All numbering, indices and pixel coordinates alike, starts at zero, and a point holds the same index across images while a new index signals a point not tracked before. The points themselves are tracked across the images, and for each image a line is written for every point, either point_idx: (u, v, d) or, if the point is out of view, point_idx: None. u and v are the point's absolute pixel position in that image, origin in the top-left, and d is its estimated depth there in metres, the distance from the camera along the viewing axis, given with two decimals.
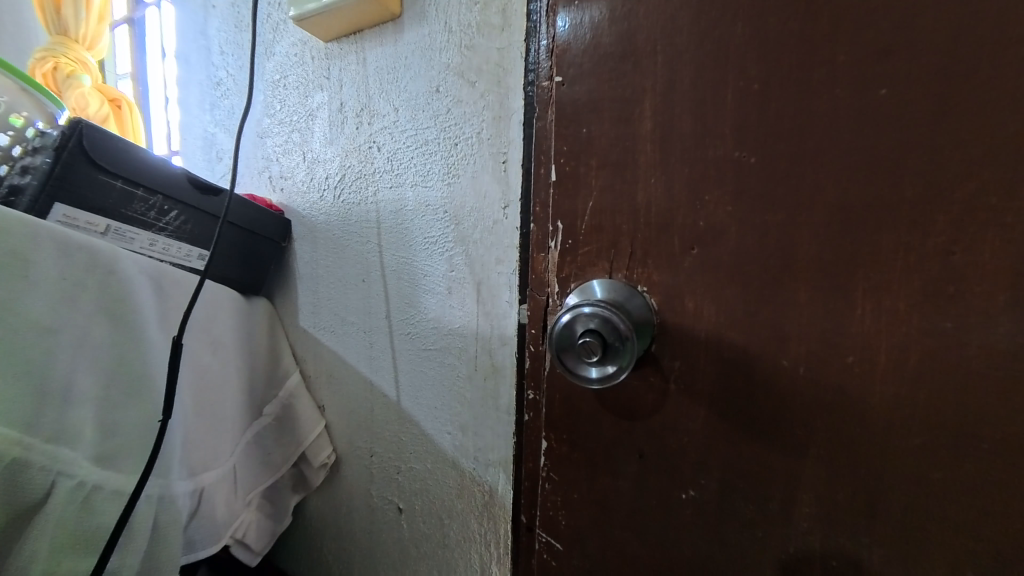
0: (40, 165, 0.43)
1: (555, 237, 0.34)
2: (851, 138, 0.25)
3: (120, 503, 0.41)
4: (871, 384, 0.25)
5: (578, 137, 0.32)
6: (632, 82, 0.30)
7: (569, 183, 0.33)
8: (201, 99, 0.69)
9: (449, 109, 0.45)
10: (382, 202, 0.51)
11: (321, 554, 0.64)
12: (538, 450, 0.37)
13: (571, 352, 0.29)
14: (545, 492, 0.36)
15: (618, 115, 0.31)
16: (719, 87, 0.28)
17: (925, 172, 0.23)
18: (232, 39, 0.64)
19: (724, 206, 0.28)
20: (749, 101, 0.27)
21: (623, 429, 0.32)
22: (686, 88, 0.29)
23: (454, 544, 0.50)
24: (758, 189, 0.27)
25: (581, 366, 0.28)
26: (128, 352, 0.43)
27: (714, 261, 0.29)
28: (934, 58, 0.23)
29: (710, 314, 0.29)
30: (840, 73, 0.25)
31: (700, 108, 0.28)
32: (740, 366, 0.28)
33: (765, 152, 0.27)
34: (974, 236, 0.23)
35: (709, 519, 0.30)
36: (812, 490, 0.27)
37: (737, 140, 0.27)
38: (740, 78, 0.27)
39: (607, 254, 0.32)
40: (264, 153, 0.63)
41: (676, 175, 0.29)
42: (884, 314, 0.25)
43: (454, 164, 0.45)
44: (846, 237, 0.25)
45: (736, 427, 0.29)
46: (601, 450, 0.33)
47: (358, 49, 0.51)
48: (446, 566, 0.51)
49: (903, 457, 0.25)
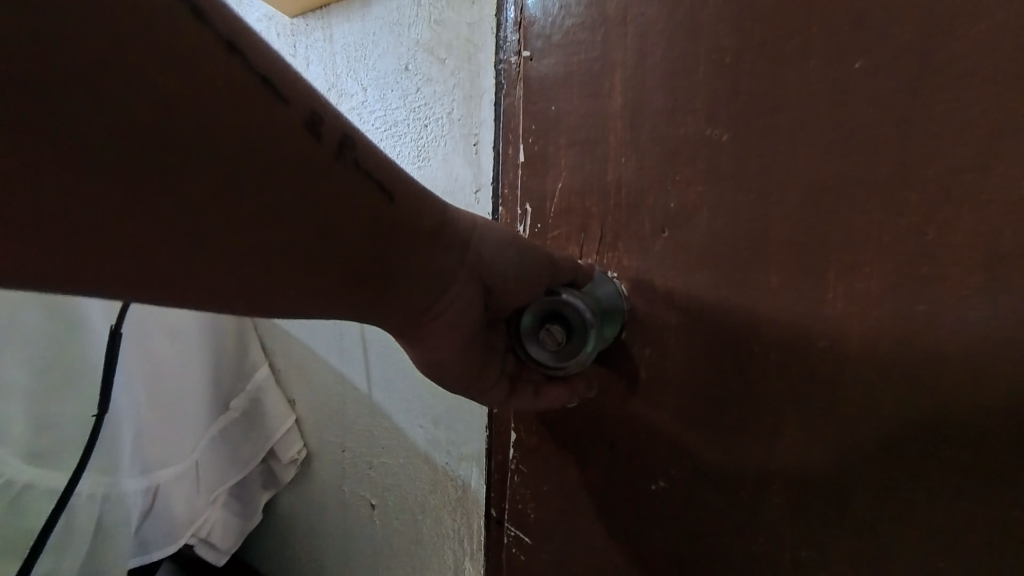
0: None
1: (524, 220, 0.33)
2: (826, 114, 0.24)
3: (51, 500, 0.46)
4: (842, 370, 0.24)
5: (546, 115, 0.31)
6: (602, 56, 0.29)
7: (537, 162, 0.32)
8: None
9: (419, 88, 0.43)
10: None
11: (294, 553, 0.62)
12: (507, 442, 0.36)
13: (540, 343, 0.30)
14: (514, 484, 0.35)
15: (589, 89, 0.29)
16: (692, 60, 0.26)
17: (899, 149, 0.23)
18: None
19: (695, 186, 0.27)
20: (721, 75, 0.26)
21: (593, 419, 0.31)
22: (659, 61, 0.27)
23: (428, 541, 0.49)
24: (731, 166, 0.26)
25: (546, 353, 0.30)
26: (58, 353, 0.47)
27: (686, 243, 0.28)
28: (909, 30, 0.22)
29: (682, 300, 0.28)
30: (815, 44, 0.24)
31: (671, 81, 0.27)
32: (710, 353, 0.28)
33: (739, 128, 0.26)
34: (947, 216, 0.22)
35: (679, 510, 0.29)
36: (782, 477, 0.26)
37: (708, 116, 0.26)
38: (713, 50, 0.26)
39: (576, 238, 0.31)
40: None
41: (646, 152, 0.28)
42: (856, 299, 0.24)
43: (425, 147, 0.43)
44: (819, 219, 0.24)
45: (707, 415, 0.28)
46: (570, 439, 0.32)
47: (324, 25, 0.48)
48: (420, 562, 0.50)
49: (872, 444, 0.24)
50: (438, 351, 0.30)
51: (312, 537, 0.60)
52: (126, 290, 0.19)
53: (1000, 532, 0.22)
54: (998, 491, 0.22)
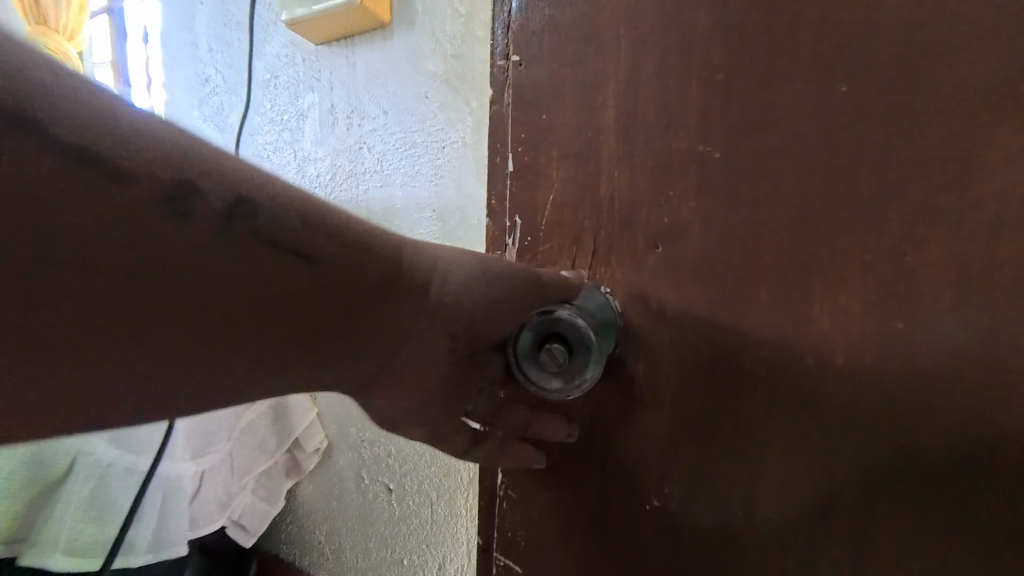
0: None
1: (513, 232, 0.34)
2: (812, 134, 0.25)
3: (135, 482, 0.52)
4: (826, 384, 0.25)
5: (539, 125, 0.33)
6: (591, 76, 0.31)
7: (528, 174, 0.34)
8: (187, 94, 0.66)
9: (436, 113, 0.47)
10: (372, 201, 0.52)
11: (315, 538, 0.66)
12: (495, 469, 0.36)
13: (542, 366, 0.32)
14: (504, 511, 0.36)
15: (579, 107, 0.31)
16: (685, 78, 0.28)
17: (879, 171, 0.23)
18: (220, 38, 0.61)
19: (682, 202, 0.28)
20: (712, 92, 0.27)
21: (585, 436, 0.33)
22: (652, 76, 0.29)
23: (443, 521, 0.52)
24: (714, 186, 0.27)
25: (552, 374, 0.32)
26: None
27: (677, 258, 0.29)
28: (882, 52, 0.23)
29: (674, 314, 0.29)
30: (798, 66, 0.25)
31: (664, 97, 0.29)
32: (701, 367, 0.29)
33: (729, 146, 0.27)
34: (922, 236, 0.23)
35: (672, 522, 0.30)
36: (768, 489, 0.27)
37: (700, 132, 0.28)
38: (704, 68, 0.27)
39: (568, 252, 0.32)
40: (254, 151, 0.61)
41: (633, 169, 0.30)
42: (839, 314, 0.25)
43: (441, 166, 0.47)
44: (804, 238, 0.25)
45: (698, 428, 0.29)
46: (561, 457, 0.33)
47: (348, 53, 0.52)
48: (433, 541, 0.53)
49: (853, 457, 0.25)
50: (430, 367, 0.31)
51: (329, 524, 0.64)
52: (110, 341, 0.19)
53: (976, 544, 0.22)
54: (974, 504, 0.22)
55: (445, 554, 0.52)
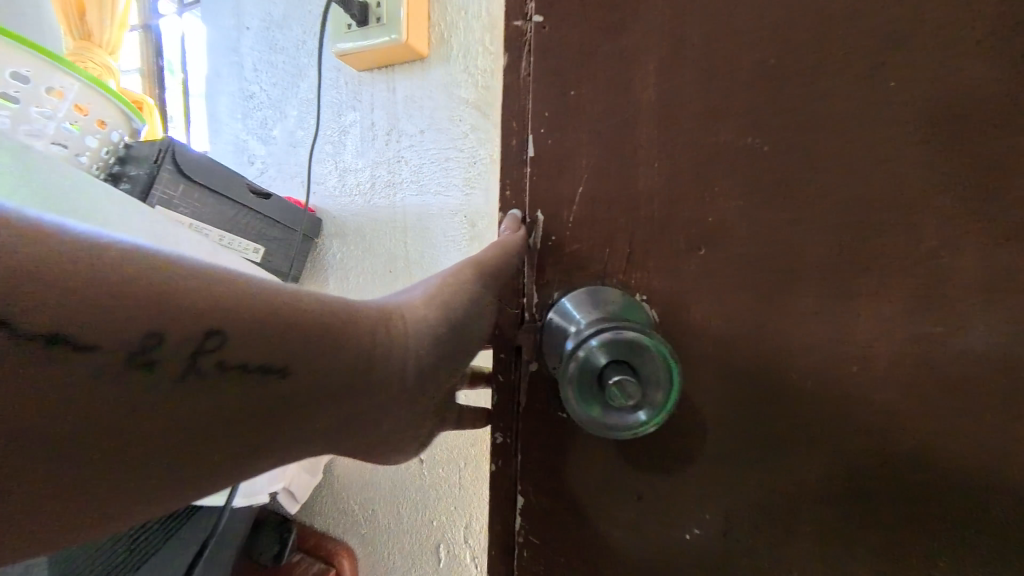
0: (143, 174, 0.49)
1: (535, 232, 0.28)
2: (863, 134, 0.23)
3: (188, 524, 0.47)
4: (871, 392, 0.25)
5: (563, 100, 0.27)
6: (620, 47, 0.26)
7: (550, 162, 0.27)
8: (232, 109, 0.68)
9: (467, 133, 0.51)
10: (407, 207, 0.55)
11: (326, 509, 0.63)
12: (512, 509, 0.30)
13: (612, 407, 0.23)
14: (524, 562, 0.30)
15: (611, 87, 0.26)
16: (733, 60, 0.24)
17: (924, 175, 0.23)
18: (265, 59, 0.64)
19: (729, 202, 0.25)
20: (763, 78, 0.24)
21: (614, 467, 0.28)
22: (695, 54, 0.25)
23: (468, 489, 0.50)
24: (762, 188, 0.25)
25: (627, 410, 0.23)
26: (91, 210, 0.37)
27: (722, 263, 0.26)
28: (932, 62, 0.22)
29: (717, 326, 0.26)
30: (853, 58, 0.23)
31: (709, 79, 0.25)
32: (746, 382, 0.26)
33: (780, 139, 0.24)
34: (960, 241, 0.23)
35: (712, 556, 0.27)
36: (811, 504, 0.26)
37: (749, 123, 0.25)
38: (755, 50, 0.24)
39: (598, 255, 0.27)
40: (297, 161, 0.64)
41: (674, 165, 0.26)
42: (883, 323, 0.24)
43: (470, 178, 0.50)
44: (852, 244, 0.24)
45: (741, 449, 0.27)
46: (584, 494, 0.28)
47: (388, 79, 0.56)
48: (456, 510, 0.51)
49: (896, 461, 0.25)
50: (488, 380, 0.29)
51: (336, 501, 0.62)
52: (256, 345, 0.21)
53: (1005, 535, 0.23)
54: (999, 496, 0.23)
55: (469, 513, 0.50)
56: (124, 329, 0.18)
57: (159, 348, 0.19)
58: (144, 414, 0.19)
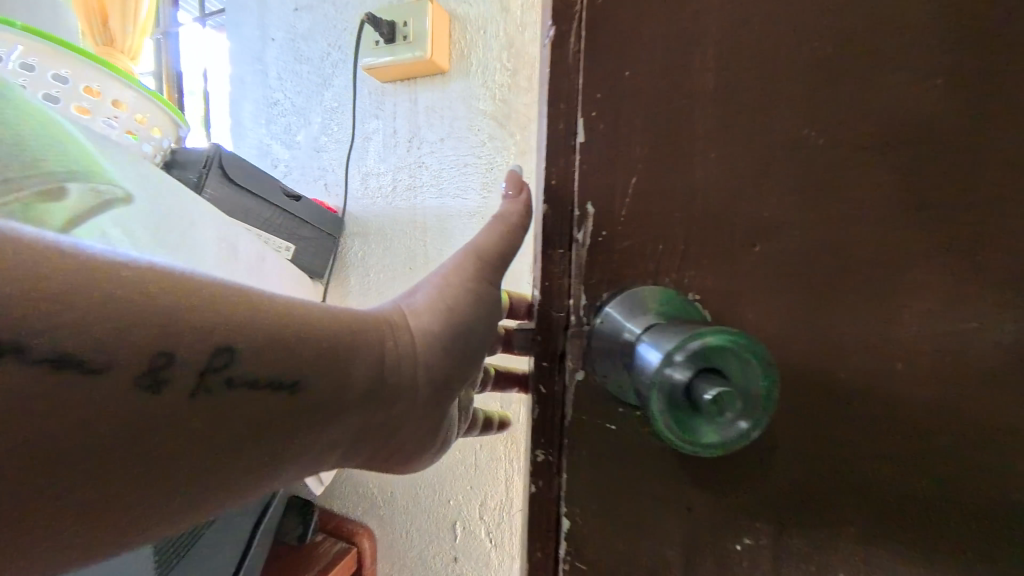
0: (191, 179, 0.50)
1: (582, 225, 0.25)
2: (913, 130, 0.23)
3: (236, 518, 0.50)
4: (917, 391, 0.24)
5: (618, 81, 0.24)
6: (679, 28, 0.24)
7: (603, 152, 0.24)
8: (256, 115, 0.69)
9: (485, 142, 0.54)
10: (427, 208, 0.57)
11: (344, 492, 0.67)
12: (555, 531, 0.27)
13: (717, 423, 0.19)
14: None
15: (665, 69, 0.24)
16: (792, 51, 0.23)
17: (970, 174, 0.23)
18: (291, 69, 0.65)
19: (782, 196, 0.24)
20: (820, 71, 0.23)
21: (664, 477, 0.26)
22: (754, 42, 0.23)
23: (484, 465, 0.56)
24: (816, 182, 0.24)
25: (733, 421, 0.19)
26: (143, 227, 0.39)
27: (776, 259, 0.24)
28: (977, 60, 0.22)
29: (771, 325, 0.25)
30: (904, 55, 0.23)
31: (769, 68, 0.23)
32: (798, 383, 0.25)
33: (835, 133, 0.24)
34: (1004, 239, 0.23)
35: (765, 570, 0.25)
36: (860, 511, 0.25)
37: (806, 116, 0.24)
38: (813, 42, 0.23)
39: (651, 251, 0.24)
40: (320, 164, 0.65)
41: (731, 154, 0.24)
42: (928, 321, 0.24)
43: (488, 183, 0.54)
44: (898, 240, 0.24)
45: (791, 453, 0.25)
46: (631, 506, 0.26)
47: (410, 91, 0.58)
48: (473, 486, 0.57)
49: (946, 465, 0.24)
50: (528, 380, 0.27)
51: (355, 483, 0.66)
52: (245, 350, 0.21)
53: None
54: None
55: (484, 493, 0.56)
56: (153, 343, 0.19)
57: (165, 366, 0.19)
58: (186, 415, 0.19)
